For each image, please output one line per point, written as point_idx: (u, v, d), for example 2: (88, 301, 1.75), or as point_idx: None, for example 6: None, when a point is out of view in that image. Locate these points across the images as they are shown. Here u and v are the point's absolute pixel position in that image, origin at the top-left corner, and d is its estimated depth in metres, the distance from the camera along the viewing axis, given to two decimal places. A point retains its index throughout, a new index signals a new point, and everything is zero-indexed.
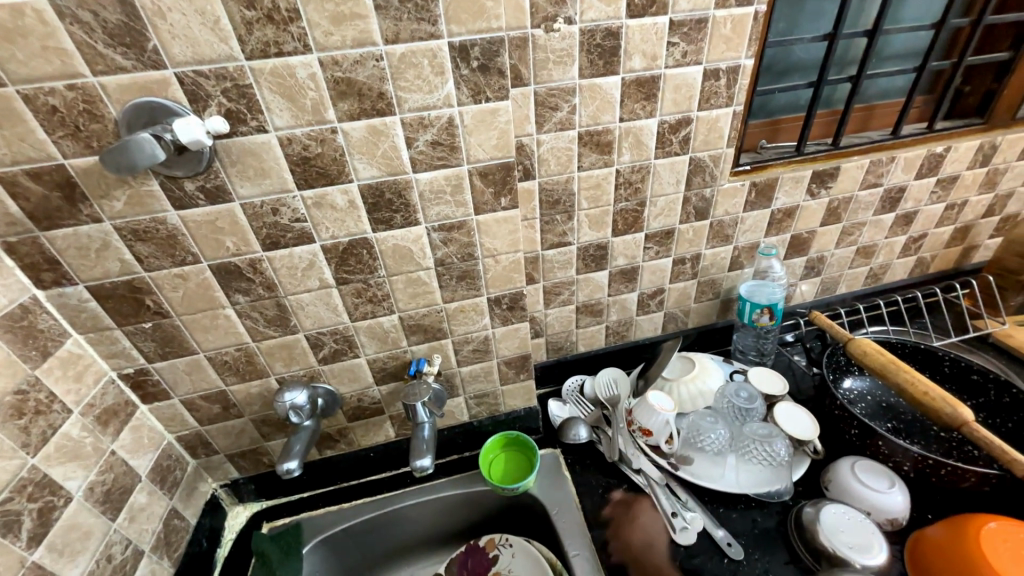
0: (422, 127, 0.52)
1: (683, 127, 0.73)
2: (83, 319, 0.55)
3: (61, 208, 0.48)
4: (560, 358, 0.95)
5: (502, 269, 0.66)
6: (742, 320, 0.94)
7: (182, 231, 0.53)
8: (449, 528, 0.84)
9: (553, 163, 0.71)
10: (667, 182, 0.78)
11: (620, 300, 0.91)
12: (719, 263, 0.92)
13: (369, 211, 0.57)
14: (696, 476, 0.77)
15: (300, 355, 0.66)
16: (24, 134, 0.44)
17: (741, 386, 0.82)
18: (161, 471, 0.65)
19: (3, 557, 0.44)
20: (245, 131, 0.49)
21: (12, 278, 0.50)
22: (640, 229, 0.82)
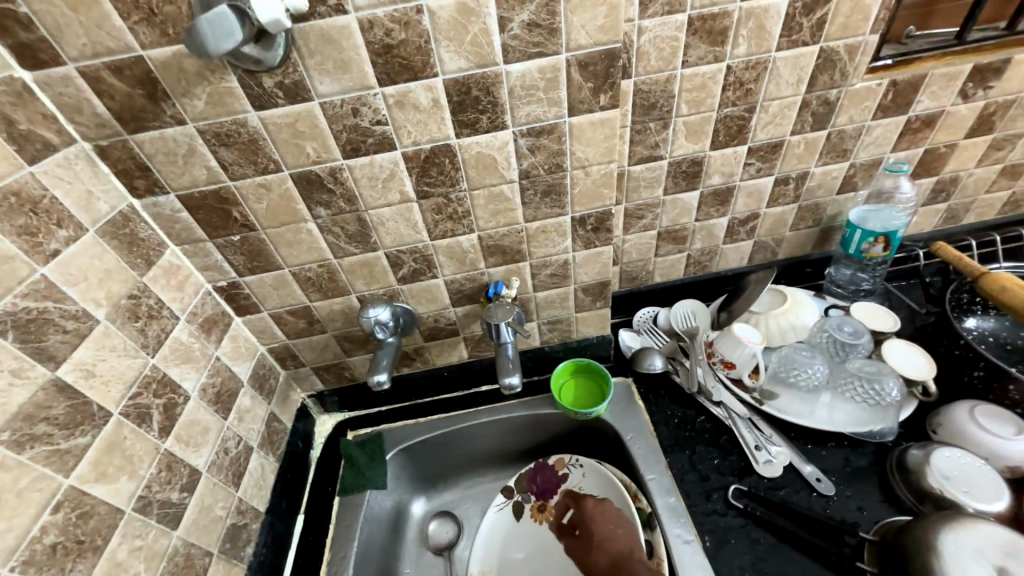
0: (519, 3, 0.44)
1: (820, 6, 0.59)
2: (177, 230, 0.56)
3: (145, 108, 0.46)
4: (634, 288, 0.90)
5: (592, 184, 0.59)
6: (847, 250, 0.83)
7: (263, 135, 0.50)
8: (520, 445, 0.86)
9: (653, 57, 0.61)
10: (786, 81, 0.66)
11: (707, 226, 0.82)
12: (829, 184, 0.80)
13: (454, 111, 0.51)
14: (783, 411, 0.73)
15: (380, 273, 0.65)
16: (101, 19, 0.41)
17: (844, 319, 0.75)
18: (259, 379, 0.69)
19: (141, 444, 0.47)
20: (325, 12, 0.43)
21: (109, 185, 0.49)
22: (743, 142, 0.72)
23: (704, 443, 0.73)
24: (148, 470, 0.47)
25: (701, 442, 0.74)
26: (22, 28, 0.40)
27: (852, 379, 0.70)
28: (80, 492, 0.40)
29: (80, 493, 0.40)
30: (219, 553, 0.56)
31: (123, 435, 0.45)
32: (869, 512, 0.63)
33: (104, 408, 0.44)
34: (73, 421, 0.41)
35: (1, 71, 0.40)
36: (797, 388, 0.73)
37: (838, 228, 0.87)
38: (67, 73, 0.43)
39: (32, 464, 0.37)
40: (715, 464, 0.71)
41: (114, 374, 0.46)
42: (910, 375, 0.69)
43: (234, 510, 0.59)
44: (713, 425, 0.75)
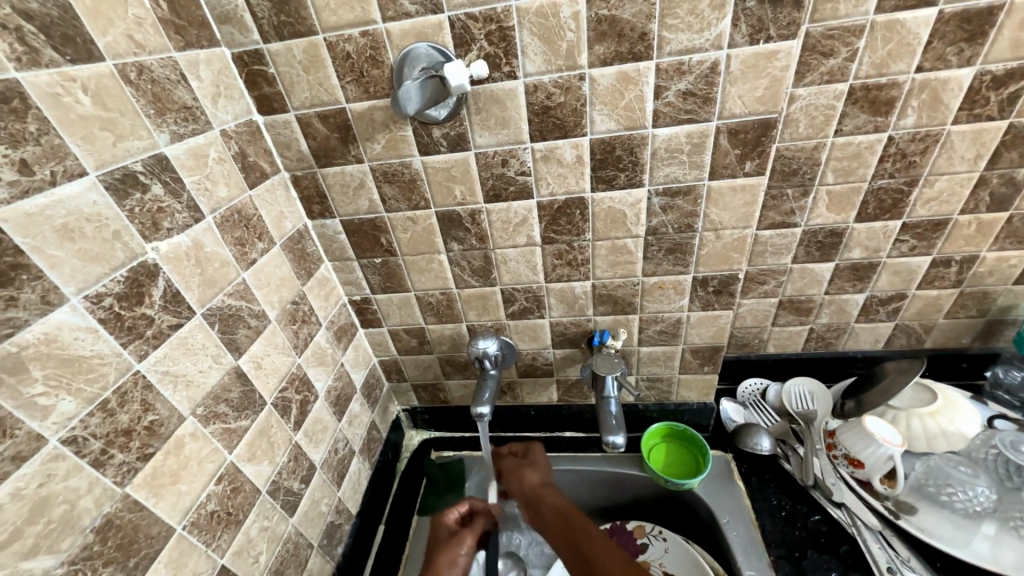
0: (679, 74, 0.46)
1: (1015, 79, 0.53)
2: (334, 248, 0.64)
3: (336, 148, 0.55)
4: (742, 355, 0.83)
5: (722, 247, 0.58)
6: (1023, 351, 0.70)
7: (422, 176, 0.56)
8: (598, 502, 0.82)
9: (802, 125, 0.58)
10: (960, 156, 0.59)
11: (839, 300, 0.75)
12: (1003, 271, 0.69)
13: (595, 167, 0.53)
14: (927, 532, 0.61)
15: (493, 307, 0.68)
16: (323, 79, 0.50)
17: (1021, 438, 0.63)
18: (368, 388, 0.75)
19: (281, 433, 0.53)
20: (497, 77, 0.48)
21: (294, 207, 0.59)
22: (897, 217, 0.65)
23: (818, 550, 0.64)
24: (282, 457, 0.53)
25: (814, 546, 0.65)
26: (268, 84, 0.51)
27: None
28: (237, 468, 0.47)
29: (236, 469, 0.47)
30: (318, 547, 0.60)
31: (271, 423, 0.52)
32: None
33: (262, 397, 0.51)
34: (241, 405, 0.48)
35: (245, 115, 0.51)
36: (951, 509, 0.61)
37: (1010, 322, 0.74)
38: (288, 118, 0.53)
39: (212, 438, 0.44)
40: None
41: (273, 368, 0.53)
42: None
43: (335, 508, 0.63)
44: (831, 529, 0.66)
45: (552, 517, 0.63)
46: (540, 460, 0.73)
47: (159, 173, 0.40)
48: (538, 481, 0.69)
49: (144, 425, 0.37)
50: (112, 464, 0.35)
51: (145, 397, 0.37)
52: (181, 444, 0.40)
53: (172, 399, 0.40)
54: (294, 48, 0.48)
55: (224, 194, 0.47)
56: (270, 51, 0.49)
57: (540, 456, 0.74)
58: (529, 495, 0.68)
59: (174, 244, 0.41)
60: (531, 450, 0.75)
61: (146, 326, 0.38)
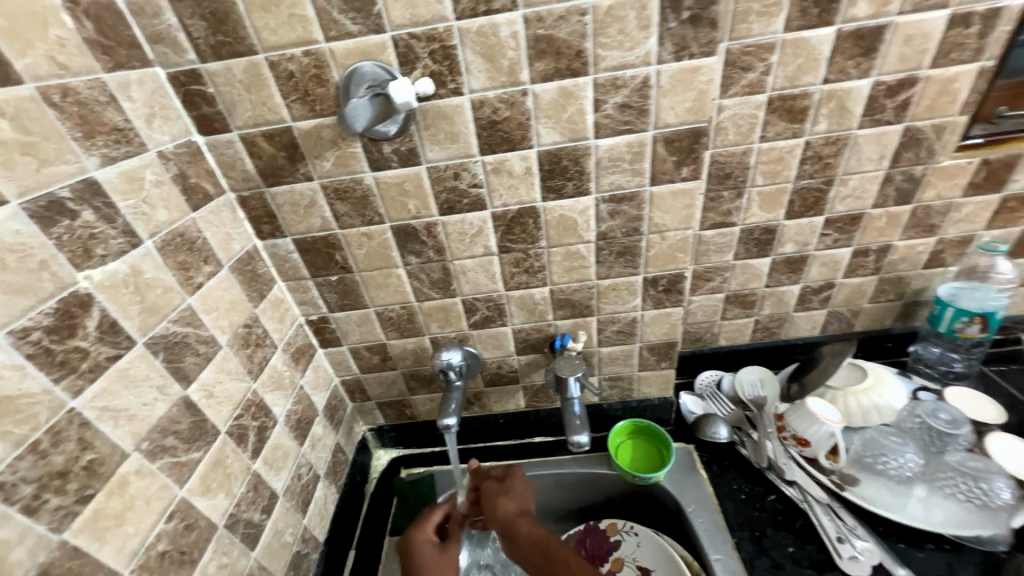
0: (614, 89, 0.49)
1: (905, 88, 0.60)
2: (287, 268, 0.63)
3: (284, 167, 0.54)
4: (696, 349, 0.88)
5: (667, 247, 0.61)
6: (936, 328, 0.79)
7: (374, 192, 0.56)
8: (571, 504, 0.84)
9: (731, 132, 0.63)
10: (867, 157, 0.66)
11: (778, 292, 0.80)
12: (914, 257, 0.77)
13: (544, 178, 0.55)
14: (870, 501, 0.67)
15: (454, 318, 0.69)
16: (266, 98, 0.49)
17: (940, 405, 0.69)
18: (331, 409, 0.73)
19: (237, 463, 0.51)
20: (444, 94, 0.50)
21: (242, 228, 0.57)
22: (820, 214, 0.71)
23: (776, 527, 0.68)
24: (239, 489, 0.51)
25: (772, 525, 0.69)
26: (207, 103, 0.50)
27: (953, 474, 0.63)
28: (190, 504, 0.44)
29: (189, 505, 0.44)
30: None
31: (225, 453, 0.50)
32: None
33: (215, 426, 0.49)
34: (192, 437, 0.45)
35: (184, 136, 0.50)
36: (885, 476, 0.67)
37: (925, 302, 0.82)
38: (231, 138, 0.52)
39: (159, 473, 0.41)
40: (789, 552, 0.65)
41: (226, 396, 0.51)
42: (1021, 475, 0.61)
43: (300, 537, 0.61)
44: (786, 507, 0.70)
45: (530, 548, 0.60)
46: (522, 488, 0.69)
47: (90, 198, 0.38)
48: (514, 509, 0.65)
49: (82, 465, 0.35)
50: (46, 509, 0.32)
51: (82, 434, 0.35)
52: (125, 483, 0.38)
53: (113, 435, 0.38)
54: (234, 67, 0.48)
55: (164, 216, 0.45)
56: (208, 71, 0.48)
57: (523, 485, 0.69)
58: (505, 526, 0.64)
59: (109, 272, 0.39)
60: (512, 476, 0.70)
61: (81, 360, 0.36)
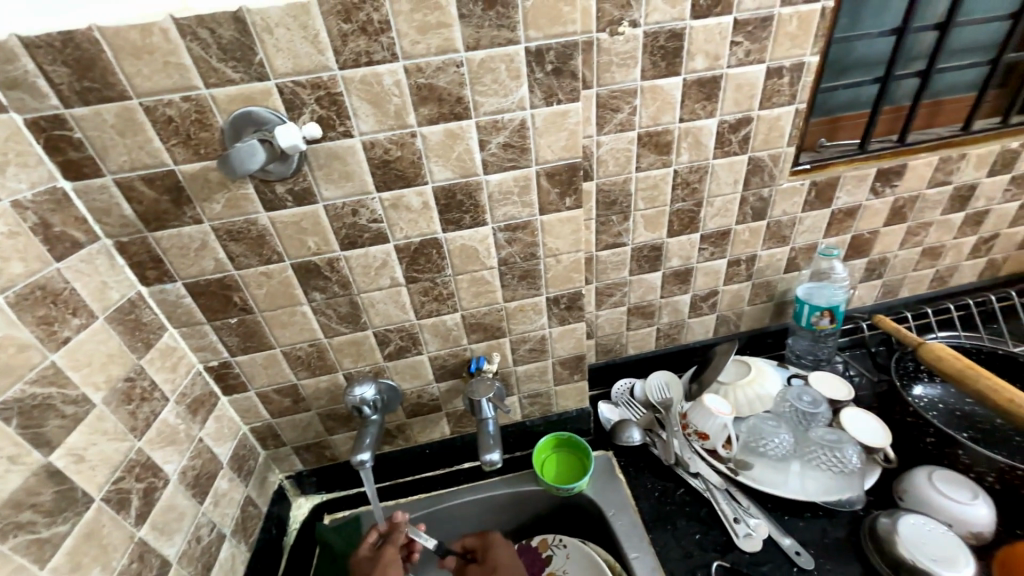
0: (496, 130, 0.55)
1: (744, 126, 0.73)
2: (178, 314, 0.59)
3: (168, 210, 0.53)
4: (609, 360, 0.94)
5: (563, 269, 0.67)
6: (799, 323, 0.92)
7: (271, 232, 0.56)
8: (503, 525, 0.84)
9: (611, 164, 0.72)
10: (724, 182, 0.78)
11: (672, 302, 0.90)
12: (775, 264, 0.90)
13: (441, 211, 0.59)
14: (759, 481, 0.75)
15: (368, 351, 0.69)
16: (143, 143, 0.48)
17: (805, 390, 0.80)
18: (239, 460, 0.68)
19: (117, 532, 0.47)
20: (334, 136, 0.52)
21: (122, 275, 0.54)
22: (696, 231, 0.82)
23: (686, 517, 0.74)
24: (120, 561, 0.46)
25: (682, 516, 0.75)
26: (74, 149, 0.47)
27: (817, 448, 0.73)
28: None
29: None
30: None
31: (102, 522, 0.45)
32: None
33: (88, 494, 0.44)
34: (56, 509, 0.41)
35: (46, 183, 0.47)
36: (768, 457, 0.76)
37: (790, 302, 0.96)
38: (104, 183, 0.50)
39: (11, 555, 0.37)
40: (696, 540, 0.71)
41: (101, 458, 0.46)
42: (868, 443, 0.74)
43: None
44: (693, 497, 0.77)
45: None
46: (503, 558, 0.72)
47: None
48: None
49: None
50: None
51: None
52: None
53: None
54: (104, 113, 0.46)
55: (19, 270, 0.42)
56: (74, 116, 0.46)
57: (504, 555, 0.72)
58: None
59: None
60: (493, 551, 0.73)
61: None
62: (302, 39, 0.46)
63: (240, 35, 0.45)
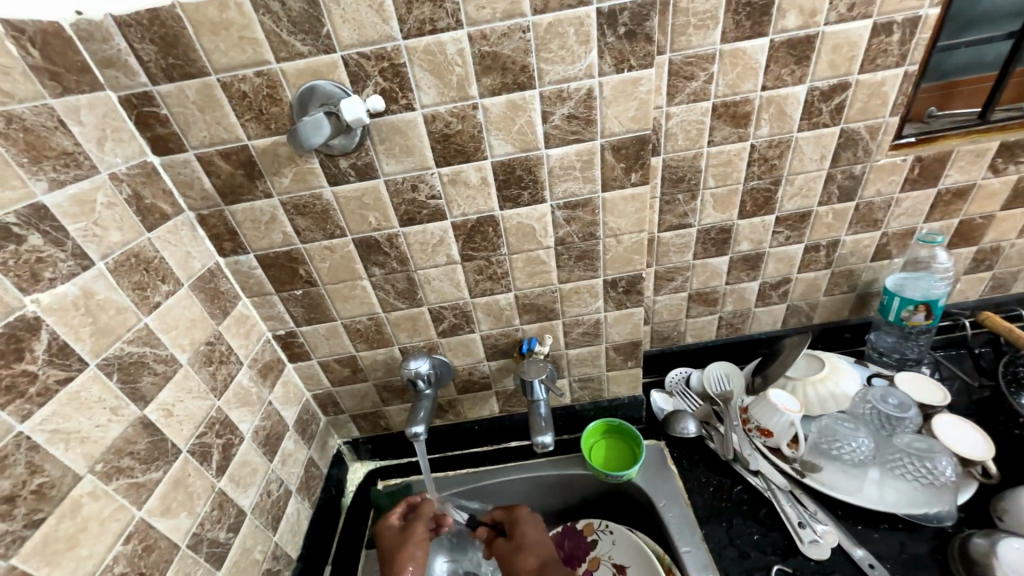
0: (560, 101, 0.52)
1: (838, 93, 0.64)
2: (251, 284, 0.63)
3: (242, 184, 0.55)
4: (664, 348, 0.90)
5: (623, 250, 0.64)
6: (886, 317, 0.82)
7: (334, 206, 0.57)
8: (548, 506, 0.85)
9: (681, 138, 0.66)
10: (809, 158, 0.70)
11: (738, 289, 0.83)
12: (862, 251, 0.81)
13: (500, 187, 0.57)
14: (829, 486, 0.69)
15: (423, 327, 0.70)
16: (220, 118, 0.50)
17: (888, 390, 0.72)
18: (303, 424, 0.73)
19: (200, 481, 0.51)
20: (396, 109, 0.51)
21: (203, 246, 0.58)
22: (771, 212, 0.75)
23: (743, 516, 0.70)
24: (203, 507, 0.51)
25: (739, 514, 0.71)
26: (160, 125, 0.50)
27: (901, 455, 0.66)
28: (149, 524, 0.44)
29: (148, 525, 0.44)
30: None
31: (188, 471, 0.49)
32: None
33: (176, 446, 0.49)
34: (151, 457, 0.45)
35: (138, 157, 0.50)
36: (841, 461, 0.69)
37: (876, 293, 0.86)
38: (187, 158, 0.53)
39: (116, 494, 0.42)
40: (754, 540, 0.68)
41: (187, 414, 0.51)
42: (965, 454, 0.65)
43: (271, 554, 0.61)
44: (752, 496, 0.73)
45: None
46: (533, 536, 0.69)
47: (36, 223, 0.39)
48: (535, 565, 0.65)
49: (31, 489, 0.35)
50: None
51: (30, 458, 0.35)
52: (77, 506, 0.38)
53: (63, 458, 0.38)
54: (186, 89, 0.48)
55: (116, 238, 0.46)
56: (160, 93, 0.48)
57: (533, 534, 0.69)
58: None
59: (59, 294, 0.39)
60: (522, 528, 0.70)
61: (28, 384, 0.36)
62: (368, 8, 0.45)
63: (308, 6, 0.45)
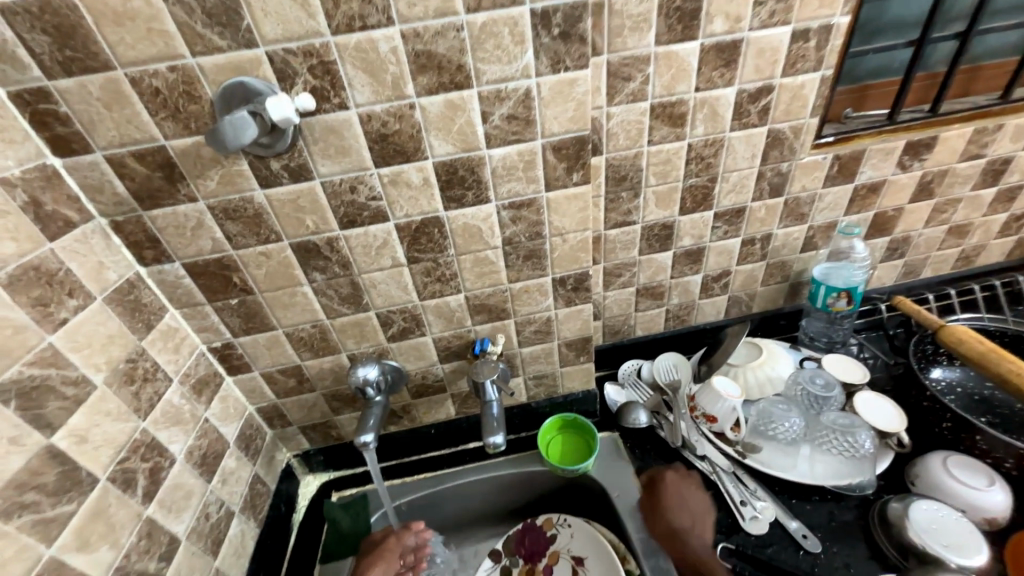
0: (499, 101, 0.51)
1: (764, 95, 0.68)
2: (179, 294, 0.59)
3: (161, 188, 0.51)
4: (617, 341, 0.92)
5: (570, 248, 0.65)
6: (814, 304, 0.89)
7: (268, 210, 0.55)
8: (508, 505, 0.85)
9: (622, 138, 0.68)
10: (741, 156, 0.74)
11: (682, 283, 0.87)
12: (792, 243, 0.87)
13: (443, 188, 0.56)
14: (766, 464, 0.74)
15: (371, 332, 0.68)
16: (131, 116, 0.46)
17: (817, 371, 0.78)
18: (246, 439, 0.69)
19: (124, 510, 0.47)
20: (328, 108, 0.49)
21: (120, 255, 0.53)
22: (709, 208, 0.78)
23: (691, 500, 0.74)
24: (129, 538, 0.47)
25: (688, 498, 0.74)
26: (60, 123, 0.46)
27: (828, 432, 0.72)
28: (61, 563, 0.40)
29: (60, 564, 0.40)
30: None
31: (108, 500, 0.46)
32: (857, 570, 0.63)
33: (92, 474, 0.45)
34: (61, 489, 0.41)
35: (34, 159, 0.45)
36: (777, 440, 0.74)
37: (806, 282, 0.93)
38: (94, 160, 0.48)
39: (18, 534, 0.38)
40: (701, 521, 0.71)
41: (105, 439, 0.46)
42: (882, 427, 0.72)
43: None
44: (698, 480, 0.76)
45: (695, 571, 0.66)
46: (688, 499, 0.74)
47: None
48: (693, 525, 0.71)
49: None
50: None
51: None
52: None
53: None
54: (88, 85, 0.44)
55: (9, 250, 0.41)
56: (58, 88, 0.44)
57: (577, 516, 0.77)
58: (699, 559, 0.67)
59: None
60: (663, 490, 0.75)
61: None
62: (292, 2, 0.43)
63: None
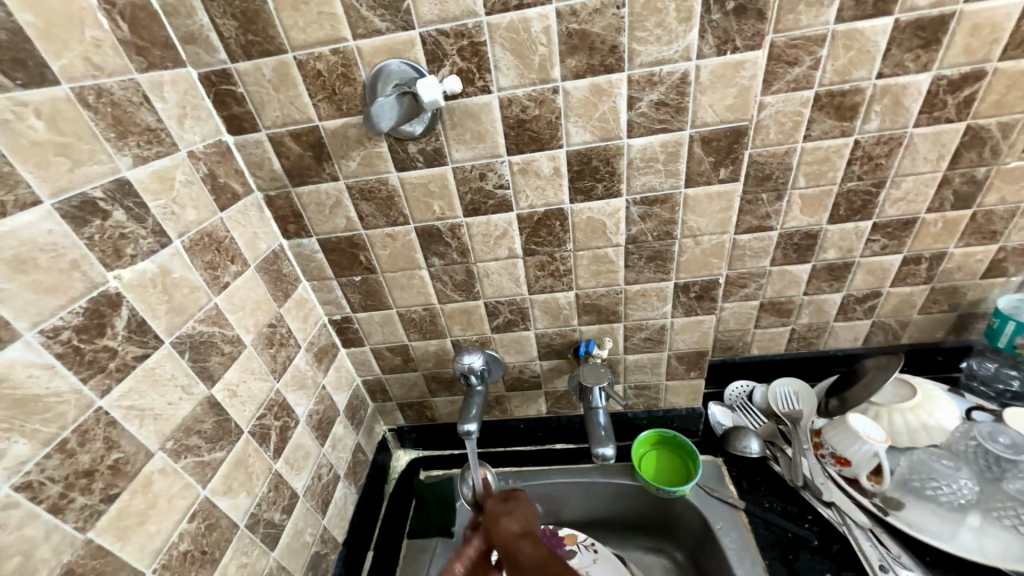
0: (650, 85, 0.47)
1: (970, 83, 0.55)
2: (312, 268, 0.63)
3: (310, 167, 0.54)
4: (727, 358, 0.84)
5: (701, 252, 0.58)
6: (995, 344, 0.72)
7: (399, 193, 0.56)
8: (592, 514, 0.81)
9: (773, 131, 0.59)
10: (923, 157, 0.61)
11: (817, 301, 0.76)
12: (971, 266, 0.71)
13: (573, 178, 0.53)
14: (916, 527, 0.62)
15: (477, 321, 0.67)
16: (294, 98, 0.49)
17: (999, 428, 0.64)
18: (352, 409, 0.73)
19: (259, 462, 0.51)
20: (471, 92, 0.48)
21: (269, 228, 0.58)
22: (867, 218, 0.67)
23: (810, 551, 0.64)
24: (261, 488, 0.51)
25: (807, 548, 0.65)
26: (236, 104, 0.50)
27: (1012, 502, 0.58)
28: (212, 503, 0.44)
29: (211, 504, 0.44)
30: None
31: (248, 452, 0.50)
32: None
33: (238, 426, 0.49)
34: (215, 436, 0.46)
35: (214, 136, 0.50)
36: (933, 500, 0.63)
37: (981, 315, 0.76)
38: (259, 138, 0.52)
39: (183, 472, 0.42)
40: None
41: (250, 395, 0.51)
42: None
43: (319, 537, 0.61)
44: (822, 530, 0.66)
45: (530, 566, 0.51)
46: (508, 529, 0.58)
47: (121, 199, 0.38)
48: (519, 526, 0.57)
49: (107, 464, 0.35)
50: (72, 508, 0.33)
51: (108, 434, 0.35)
52: (149, 482, 0.39)
53: (138, 434, 0.38)
54: (263, 67, 0.47)
55: (192, 217, 0.46)
56: (238, 71, 0.48)
57: (502, 534, 0.57)
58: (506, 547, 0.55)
59: (138, 271, 0.39)
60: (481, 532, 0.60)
61: (108, 359, 0.36)
62: None
63: None
